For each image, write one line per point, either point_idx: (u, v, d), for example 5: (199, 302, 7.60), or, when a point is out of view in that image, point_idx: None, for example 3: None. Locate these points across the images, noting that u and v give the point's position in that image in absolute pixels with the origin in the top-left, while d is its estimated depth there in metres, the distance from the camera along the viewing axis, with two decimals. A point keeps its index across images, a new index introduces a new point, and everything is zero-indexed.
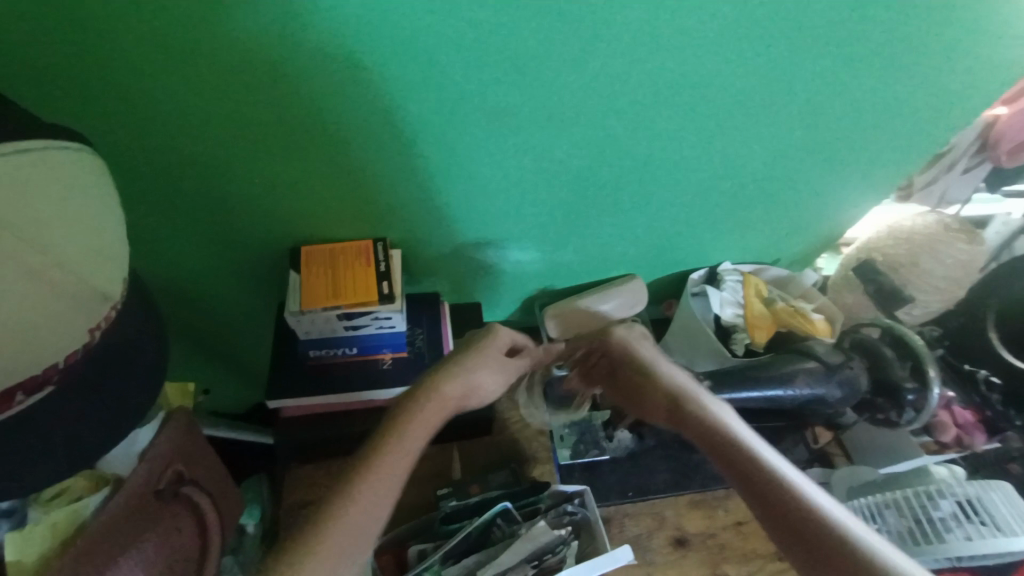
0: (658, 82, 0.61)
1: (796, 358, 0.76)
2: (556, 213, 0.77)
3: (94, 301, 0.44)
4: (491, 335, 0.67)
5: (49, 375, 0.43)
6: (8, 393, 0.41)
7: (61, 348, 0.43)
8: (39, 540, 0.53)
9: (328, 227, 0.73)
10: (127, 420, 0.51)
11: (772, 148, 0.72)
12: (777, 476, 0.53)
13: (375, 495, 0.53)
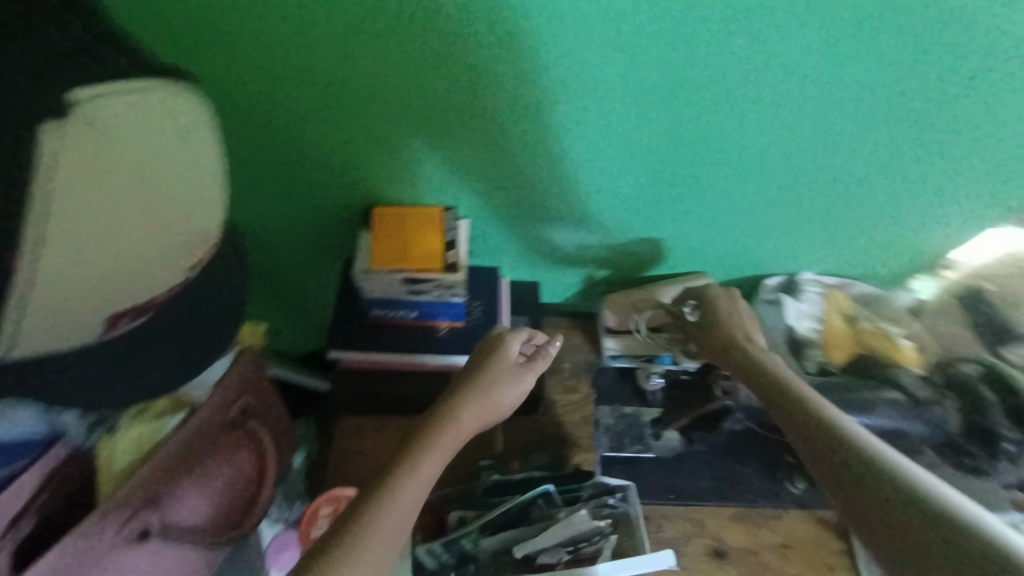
0: (751, 58, 0.60)
1: (878, 385, 0.72)
2: (629, 197, 0.75)
3: (196, 237, 0.47)
4: (502, 344, 0.67)
5: (149, 302, 0.44)
6: (116, 316, 0.42)
7: (166, 282, 0.45)
8: (126, 449, 0.59)
9: (401, 190, 0.74)
10: (211, 346, 0.56)
11: (869, 142, 0.68)
12: (855, 442, 0.46)
13: (402, 508, 0.51)
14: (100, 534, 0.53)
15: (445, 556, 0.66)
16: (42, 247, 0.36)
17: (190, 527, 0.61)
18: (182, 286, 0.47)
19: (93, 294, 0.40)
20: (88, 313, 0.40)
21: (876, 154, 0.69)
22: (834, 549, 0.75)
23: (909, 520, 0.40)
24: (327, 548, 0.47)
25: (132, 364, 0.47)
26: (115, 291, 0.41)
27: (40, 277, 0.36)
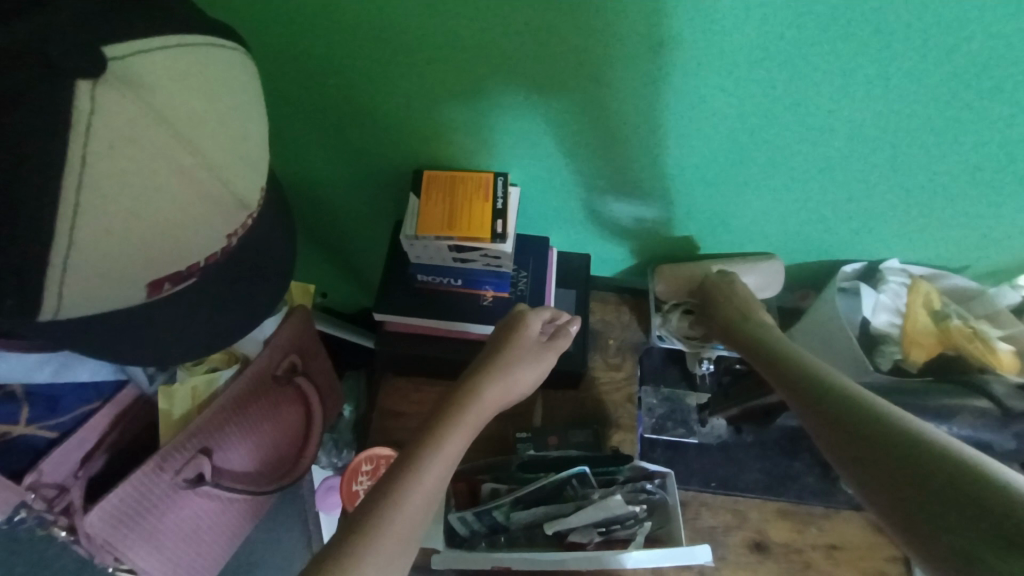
0: (854, 19, 0.50)
1: (963, 392, 0.63)
2: (695, 169, 0.69)
3: (233, 207, 0.49)
4: (524, 322, 0.69)
5: (192, 270, 0.49)
6: (159, 282, 0.47)
7: (205, 250, 0.49)
8: (183, 399, 0.62)
9: (452, 155, 0.73)
10: (252, 310, 0.58)
11: (991, 120, 0.57)
12: (865, 404, 0.42)
13: (435, 476, 0.52)
14: (161, 475, 0.58)
15: (477, 524, 0.67)
16: (80, 213, 0.40)
17: (240, 475, 0.66)
18: (222, 255, 0.52)
19: (132, 261, 0.44)
20: (129, 277, 0.44)
21: (999, 136, 0.59)
22: (888, 556, 0.70)
23: (905, 467, 0.35)
24: (360, 520, 0.48)
25: (175, 318, 0.52)
26: (155, 257, 0.45)
27: (78, 240, 0.41)
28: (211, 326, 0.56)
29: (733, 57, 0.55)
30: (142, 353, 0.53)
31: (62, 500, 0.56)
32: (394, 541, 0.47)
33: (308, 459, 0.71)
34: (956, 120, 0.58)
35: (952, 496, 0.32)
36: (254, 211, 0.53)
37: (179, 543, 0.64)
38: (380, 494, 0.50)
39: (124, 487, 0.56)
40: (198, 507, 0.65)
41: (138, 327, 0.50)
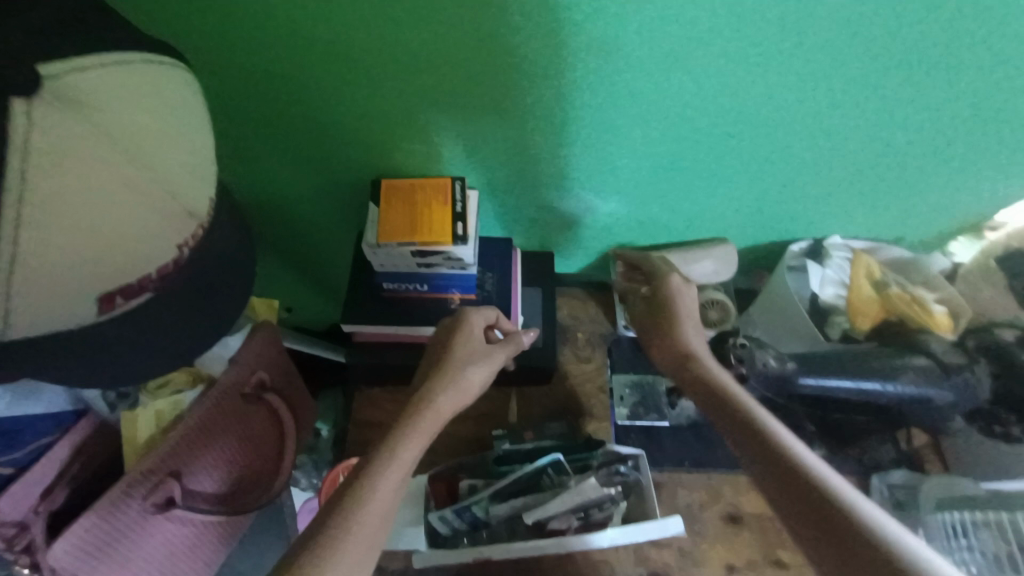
0: (769, 13, 0.54)
1: (904, 352, 0.67)
2: (643, 165, 0.72)
3: (180, 214, 0.49)
4: (463, 321, 0.68)
5: (145, 284, 0.48)
6: (110, 296, 0.46)
7: (156, 260, 0.48)
8: (148, 423, 0.61)
9: (409, 163, 0.74)
10: (215, 327, 0.58)
11: (902, 99, 0.62)
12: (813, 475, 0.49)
13: (382, 497, 0.54)
14: (128, 501, 0.57)
15: (456, 522, 0.68)
16: (20, 238, 0.40)
17: (215, 496, 0.64)
18: (175, 265, 0.50)
19: (78, 276, 0.43)
20: (77, 294, 0.44)
21: (913, 112, 0.64)
22: None
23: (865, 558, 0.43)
24: (318, 535, 0.50)
25: (126, 349, 0.50)
26: (101, 271, 0.44)
27: (21, 257, 0.40)
28: (159, 355, 0.53)
29: (656, 62, 0.59)
30: (94, 381, 0.51)
31: (23, 539, 0.55)
32: (351, 552, 0.50)
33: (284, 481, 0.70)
34: (872, 100, 0.63)
35: None
36: (206, 219, 0.52)
37: (155, 571, 0.63)
38: (339, 507, 0.52)
39: (90, 513, 0.55)
40: (172, 532, 0.63)
41: (91, 357, 0.49)
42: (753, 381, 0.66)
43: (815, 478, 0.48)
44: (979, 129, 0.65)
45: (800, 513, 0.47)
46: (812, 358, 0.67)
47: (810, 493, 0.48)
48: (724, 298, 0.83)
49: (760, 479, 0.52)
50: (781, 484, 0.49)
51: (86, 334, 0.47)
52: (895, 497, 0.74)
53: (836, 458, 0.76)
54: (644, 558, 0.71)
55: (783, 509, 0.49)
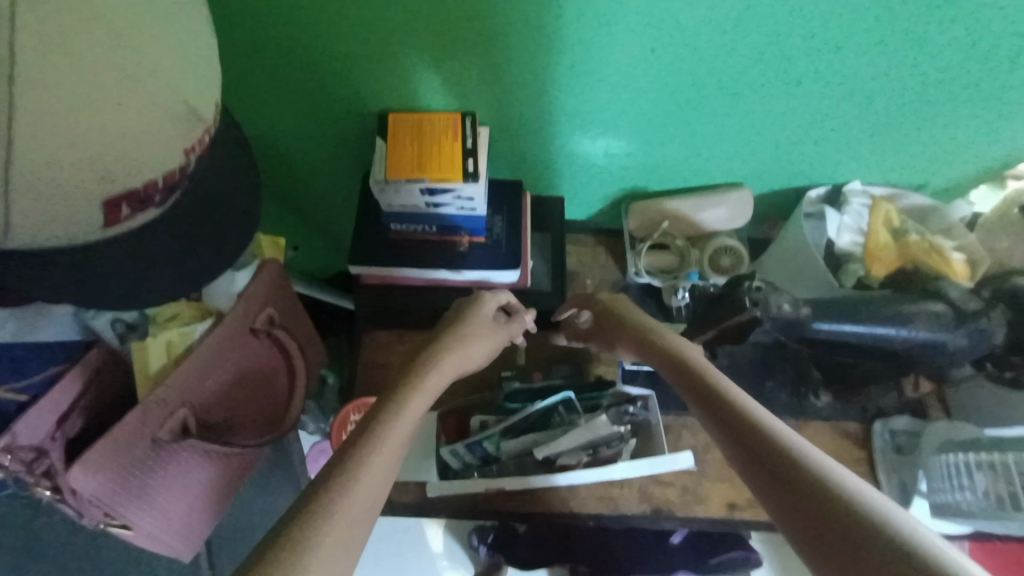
0: None
1: (921, 297, 0.66)
2: (657, 99, 0.70)
3: (183, 115, 0.47)
4: (478, 302, 0.70)
5: (150, 196, 0.49)
6: (115, 204, 0.46)
7: (162, 166, 0.47)
8: (156, 352, 0.61)
9: (416, 95, 0.71)
10: (218, 241, 0.58)
11: (926, 21, 0.60)
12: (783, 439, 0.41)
13: (391, 448, 0.47)
14: (143, 429, 0.59)
15: (469, 456, 0.72)
16: (15, 125, 0.39)
17: (224, 428, 0.66)
18: (178, 177, 0.50)
19: (80, 171, 0.43)
20: (79, 190, 0.43)
21: (940, 39, 0.62)
22: (855, 458, 0.76)
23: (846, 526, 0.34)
24: (343, 457, 0.45)
25: (134, 258, 0.52)
26: (102, 170, 0.43)
27: (21, 151, 0.40)
28: (167, 268, 0.55)
29: None
30: (107, 290, 0.53)
31: (40, 462, 0.61)
32: (375, 474, 0.44)
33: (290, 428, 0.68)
34: (894, 24, 0.61)
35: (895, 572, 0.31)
36: (212, 125, 0.51)
37: (173, 499, 0.65)
38: (362, 436, 0.47)
39: (109, 436, 0.57)
40: (187, 464, 0.65)
41: (104, 262, 0.50)
42: (766, 324, 0.65)
43: (754, 420, 0.44)
44: (1009, 60, 0.63)
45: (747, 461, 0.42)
46: (825, 302, 0.66)
47: (779, 460, 0.40)
48: (738, 244, 0.81)
49: (716, 435, 0.46)
50: (733, 436, 0.44)
51: (92, 249, 0.48)
52: (896, 442, 0.76)
53: (840, 404, 0.79)
54: (648, 496, 0.73)
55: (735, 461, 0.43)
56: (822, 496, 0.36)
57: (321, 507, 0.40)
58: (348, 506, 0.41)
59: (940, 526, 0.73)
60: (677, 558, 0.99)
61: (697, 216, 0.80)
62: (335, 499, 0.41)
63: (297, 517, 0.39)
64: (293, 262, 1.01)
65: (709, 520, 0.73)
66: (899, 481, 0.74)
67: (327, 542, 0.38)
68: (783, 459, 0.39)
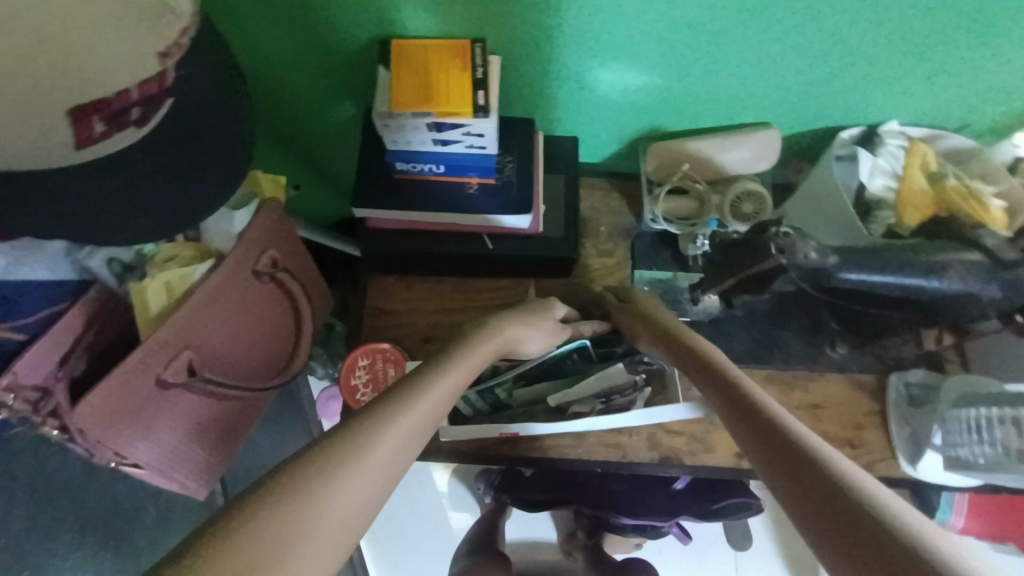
0: None
1: (956, 246, 0.63)
2: (685, 26, 0.64)
3: (152, 4, 0.44)
4: (549, 306, 0.69)
5: (124, 109, 0.46)
6: (84, 113, 0.43)
7: (136, 71, 0.44)
8: (156, 292, 0.59)
9: (420, 19, 0.65)
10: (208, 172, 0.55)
11: None
12: (783, 422, 0.41)
13: (430, 405, 0.47)
14: (148, 370, 0.58)
15: (479, 402, 0.72)
16: None
17: (228, 372, 0.65)
18: (156, 90, 0.47)
19: (51, 76, 0.40)
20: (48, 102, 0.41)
21: None
22: (866, 409, 0.76)
23: (834, 495, 0.34)
24: (378, 403, 0.44)
25: (116, 184, 0.49)
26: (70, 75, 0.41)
27: None
28: (158, 196, 0.53)
29: None
30: (96, 217, 0.50)
31: (46, 402, 0.60)
32: (409, 422, 0.43)
33: (296, 376, 0.69)
34: None
35: (870, 537, 0.31)
36: (189, 26, 0.47)
37: (183, 440, 0.65)
38: (402, 387, 0.47)
39: (109, 380, 0.55)
40: (195, 403, 0.65)
41: (85, 187, 0.48)
42: (789, 272, 0.62)
43: (762, 407, 0.44)
44: None
45: (763, 451, 0.40)
46: (854, 249, 0.62)
47: (780, 441, 0.40)
48: (761, 188, 0.77)
49: (737, 437, 0.44)
50: (752, 434, 0.42)
51: (70, 173, 0.46)
52: (911, 394, 0.75)
53: (856, 355, 0.77)
54: (657, 443, 0.73)
55: (745, 448, 0.43)
56: (841, 498, 0.34)
57: (366, 426, 0.41)
58: (384, 440, 0.41)
59: (952, 479, 0.71)
60: (678, 501, 1.01)
61: (720, 157, 0.75)
62: (376, 427, 0.41)
63: (339, 430, 0.40)
64: (295, 204, 0.97)
65: (717, 467, 0.73)
66: (911, 431, 0.73)
67: (372, 459, 0.39)
68: (784, 436, 0.40)
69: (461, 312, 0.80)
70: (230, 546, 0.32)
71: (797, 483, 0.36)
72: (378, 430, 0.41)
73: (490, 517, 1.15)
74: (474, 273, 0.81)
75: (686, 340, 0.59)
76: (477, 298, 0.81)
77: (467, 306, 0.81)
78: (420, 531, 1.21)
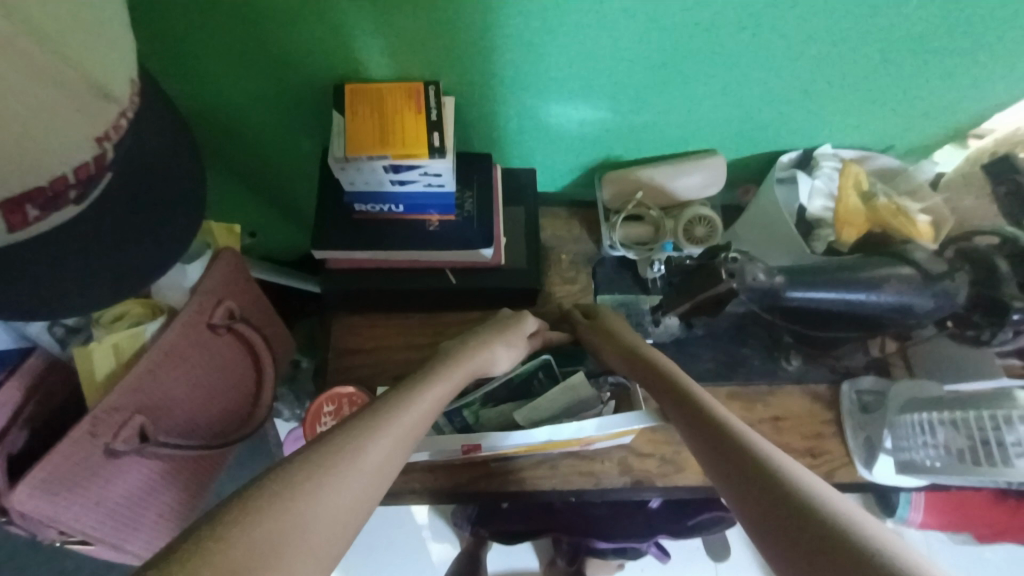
0: None
1: (891, 261, 0.67)
2: (629, 64, 0.67)
3: (87, 93, 0.42)
4: (517, 320, 0.71)
5: (61, 193, 0.45)
6: (15, 204, 0.43)
7: (71, 156, 0.43)
8: (104, 355, 0.57)
9: (373, 64, 0.66)
10: (158, 227, 0.54)
11: None
12: (739, 432, 0.44)
13: (409, 421, 0.48)
14: (95, 439, 0.55)
15: (448, 429, 0.71)
16: None
17: (186, 432, 0.63)
18: (94, 170, 0.46)
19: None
20: None
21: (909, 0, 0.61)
22: (823, 418, 0.79)
23: (784, 495, 0.36)
24: (359, 419, 0.45)
25: (60, 251, 0.48)
26: (5, 160, 0.40)
27: None
28: (104, 261, 0.51)
29: None
30: (35, 287, 0.48)
31: None
32: (389, 440, 0.45)
33: (260, 426, 0.66)
34: None
35: (813, 535, 0.33)
36: (129, 106, 0.47)
37: (139, 509, 0.63)
38: (383, 406, 0.48)
39: (51, 456, 0.53)
40: (151, 469, 0.62)
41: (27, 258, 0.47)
42: (741, 295, 0.65)
43: (720, 417, 0.47)
44: (972, 20, 0.63)
45: (720, 459, 0.42)
46: (799, 270, 0.66)
47: (735, 449, 0.42)
48: (712, 213, 0.80)
49: (695, 448, 0.46)
50: (710, 443, 0.44)
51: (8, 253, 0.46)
52: (862, 400, 0.79)
53: (810, 366, 0.81)
54: (629, 467, 0.74)
55: (700, 458, 0.45)
56: (791, 499, 0.36)
57: (347, 444, 0.42)
58: (364, 454, 0.42)
59: (905, 482, 0.75)
60: (655, 521, 1.02)
61: (670, 185, 0.79)
62: (357, 445, 0.42)
63: (312, 450, 0.41)
64: (254, 246, 0.95)
65: (687, 487, 0.74)
66: (866, 437, 0.77)
67: (351, 473, 0.40)
68: (739, 445, 0.42)
69: (429, 346, 0.80)
70: (214, 555, 0.32)
71: (745, 488, 0.39)
72: (362, 446, 0.42)
73: (470, 550, 1.12)
74: (441, 307, 0.81)
75: (648, 354, 0.61)
76: (446, 331, 0.81)
77: (435, 341, 0.80)
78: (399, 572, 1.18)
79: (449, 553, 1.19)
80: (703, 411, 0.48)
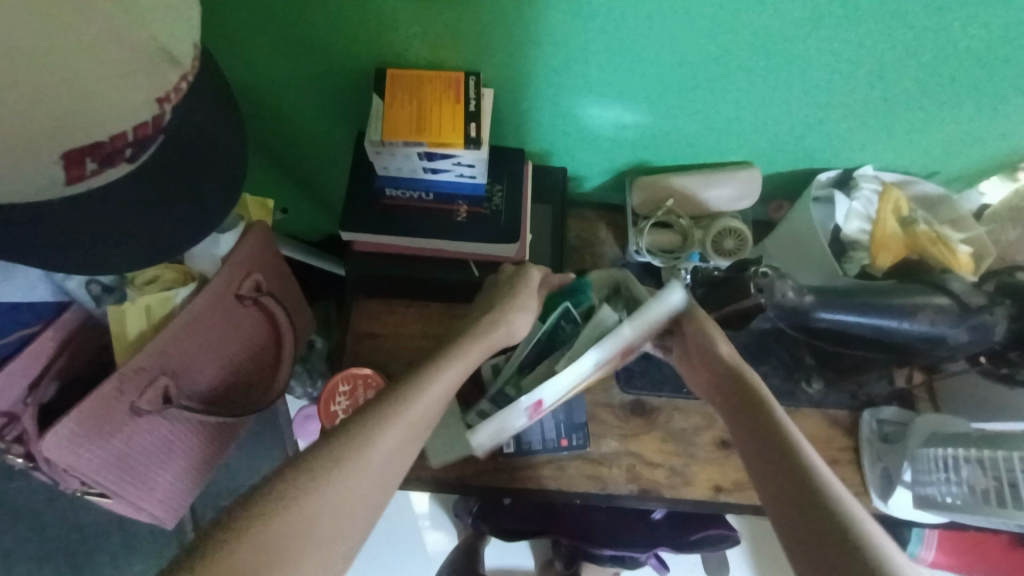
0: None
1: (925, 291, 0.65)
2: (672, 69, 0.66)
3: (154, 55, 0.44)
4: (525, 278, 0.66)
5: (118, 150, 0.47)
6: (78, 156, 0.45)
7: (132, 116, 0.45)
8: (136, 318, 0.58)
9: (416, 51, 0.66)
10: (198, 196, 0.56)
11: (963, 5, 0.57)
12: (814, 477, 0.49)
13: (425, 405, 0.52)
14: (121, 399, 0.57)
15: (495, 410, 0.69)
16: None
17: (206, 403, 0.65)
18: (151, 131, 0.48)
19: None
20: (50, 141, 0.42)
21: (972, 24, 0.59)
22: (841, 446, 0.77)
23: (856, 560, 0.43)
24: (370, 408, 0.51)
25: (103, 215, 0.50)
26: (73, 114, 0.42)
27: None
28: (136, 227, 0.52)
29: None
30: (77, 248, 0.50)
31: (11, 428, 0.63)
32: (400, 424, 0.50)
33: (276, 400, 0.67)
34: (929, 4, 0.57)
35: None
36: (190, 70, 0.48)
37: (159, 471, 0.65)
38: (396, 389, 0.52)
39: (80, 408, 0.55)
40: (173, 432, 0.64)
41: (69, 221, 0.48)
42: (768, 310, 0.63)
43: (799, 455, 0.52)
44: None
45: (790, 500, 0.49)
46: (830, 291, 0.64)
47: (810, 496, 0.48)
48: (743, 226, 0.79)
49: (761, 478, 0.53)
50: (781, 482, 0.51)
51: (59, 208, 0.47)
52: (883, 430, 0.77)
53: (830, 390, 0.79)
54: (636, 476, 0.73)
55: (763, 489, 0.52)
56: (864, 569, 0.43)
57: (360, 435, 0.49)
58: (379, 443, 0.49)
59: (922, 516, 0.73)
60: (657, 531, 1.01)
61: (700, 195, 0.78)
62: (371, 435, 0.49)
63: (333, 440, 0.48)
64: (282, 222, 0.97)
65: (694, 500, 0.73)
66: (883, 467, 0.75)
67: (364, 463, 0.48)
68: (818, 495, 0.48)
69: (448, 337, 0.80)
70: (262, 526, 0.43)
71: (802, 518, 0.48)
72: (377, 434, 0.49)
73: (468, 543, 1.12)
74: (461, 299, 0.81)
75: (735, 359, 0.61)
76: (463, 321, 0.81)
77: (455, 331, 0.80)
78: (396, 558, 1.19)
79: (446, 544, 1.20)
80: (777, 443, 0.53)
